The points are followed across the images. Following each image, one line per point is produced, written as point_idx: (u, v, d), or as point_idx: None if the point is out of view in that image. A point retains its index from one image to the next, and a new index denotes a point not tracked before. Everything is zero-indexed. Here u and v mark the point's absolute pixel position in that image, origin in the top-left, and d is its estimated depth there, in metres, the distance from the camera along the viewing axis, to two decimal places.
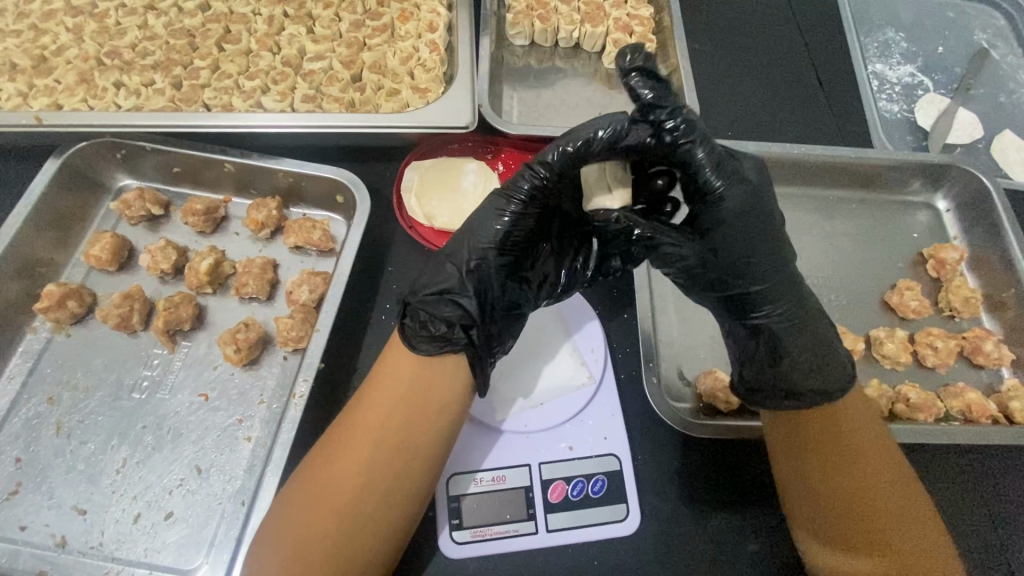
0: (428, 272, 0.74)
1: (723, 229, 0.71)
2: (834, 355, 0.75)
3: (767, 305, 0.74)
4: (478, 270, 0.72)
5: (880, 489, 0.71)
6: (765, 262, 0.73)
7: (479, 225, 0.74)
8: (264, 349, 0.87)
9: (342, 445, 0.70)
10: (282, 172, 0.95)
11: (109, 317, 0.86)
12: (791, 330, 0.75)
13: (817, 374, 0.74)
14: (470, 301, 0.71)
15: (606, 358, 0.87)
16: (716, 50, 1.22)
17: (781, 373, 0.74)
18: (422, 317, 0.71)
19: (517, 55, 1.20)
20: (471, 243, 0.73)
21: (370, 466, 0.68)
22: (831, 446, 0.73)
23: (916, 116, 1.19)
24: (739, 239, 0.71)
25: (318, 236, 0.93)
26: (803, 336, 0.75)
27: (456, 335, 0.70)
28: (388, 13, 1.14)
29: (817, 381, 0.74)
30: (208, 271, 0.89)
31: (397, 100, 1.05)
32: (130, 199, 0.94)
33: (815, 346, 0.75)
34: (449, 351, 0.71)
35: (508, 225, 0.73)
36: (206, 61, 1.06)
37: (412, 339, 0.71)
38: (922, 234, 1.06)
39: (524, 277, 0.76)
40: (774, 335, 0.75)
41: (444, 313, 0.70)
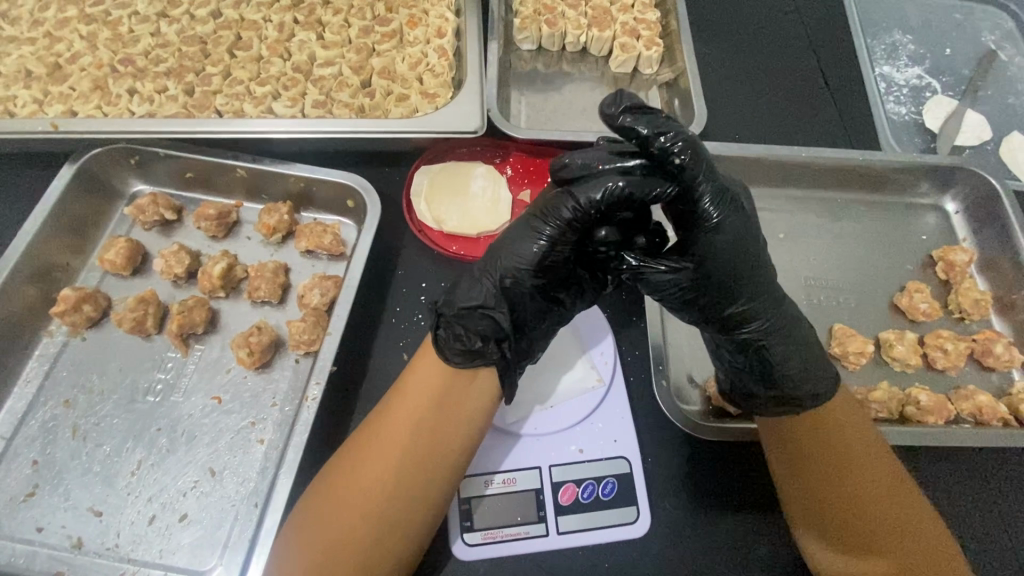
0: (457, 289, 0.73)
1: (716, 251, 0.70)
2: (819, 370, 0.75)
3: (761, 325, 0.74)
4: (509, 286, 0.71)
5: (881, 492, 0.71)
6: (752, 283, 0.72)
7: (514, 242, 0.71)
8: (276, 352, 0.88)
9: (369, 448, 0.71)
10: (293, 177, 0.96)
11: (123, 321, 0.87)
12: (790, 353, 0.74)
13: (816, 389, 0.75)
14: (504, 317, 0.71)
15: (615, 361, 0.87)
16: (723, 53, 1.22)
17: (794, 389, 0.74)
18: (456, 329, 0.70)
19: (525, 60, 1.21)
20: (506, 262, 0.71)
21: (399, 469, 0.69)
22: (832, 451, 0.73)
23: (924, 118, 1.18)
24: (728, 261, 0.70)
25: (329, 240, 0.94)
26: (801, 353, 0.75)
27: (490, 350, 0.71)
28: (397, 19, 1.15)
29: (814, 397, 0.74)
30: (221, 276, 0.90)
31: (407, 106, 1.06)
32: (143, 204, 0.95)
33: (812, 359, 0.75)
34: (483, 364, 0.71)
35: (545, 249, 0.70)
36: (217, 67, 1.08)
37: (446, 351, 0.71)
38: (931, 237, 1.06)
39: (555, 294, 0.74)
40: (774, 355, 0.74)
41: (478, 327, 0.70)
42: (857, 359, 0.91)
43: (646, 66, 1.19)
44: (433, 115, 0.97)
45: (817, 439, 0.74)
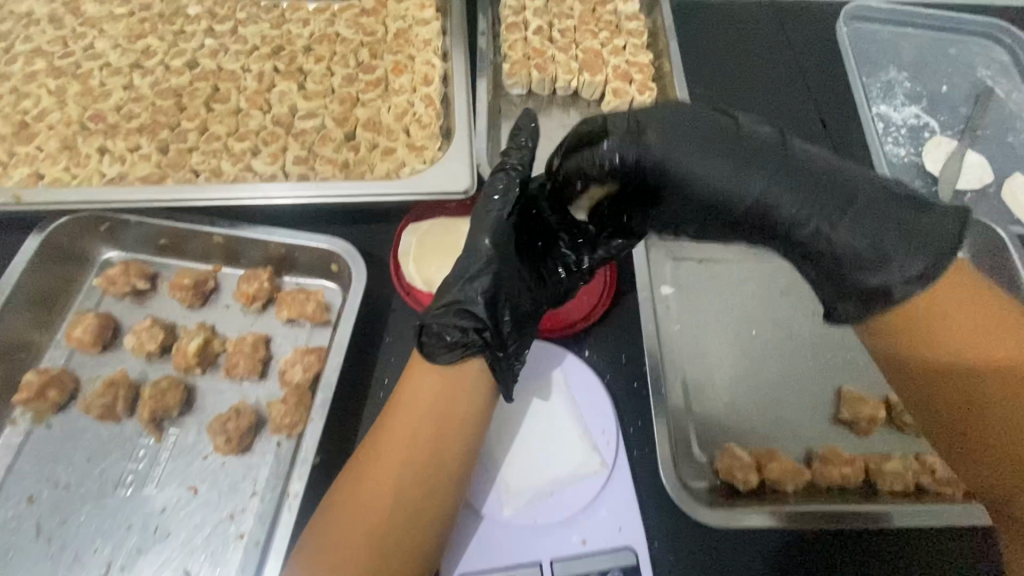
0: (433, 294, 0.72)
1: (721, 166, 0.67)
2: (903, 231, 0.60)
3: (802, 181, 0.64)
4: (479, 276, 0.70)
5: (1005, 321, 0.60)
6: (770, 156, 0.66)
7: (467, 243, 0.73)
8: (256, 435, 0.83)
9: (369, 461, 0.69)
10: (273, 243, 0.91)
11: (91, 407, 0.81)
12: (852, 215, 0.62)
13: (910, 234, 0.60)
14: (481, 306, 0.69)
15: (618, 440, 0.82)
16: (719, 93, 1.20)
17: (863, 288, 0.62)
18: (439, 331, 0.69)
19: (515, 105, 1.17)
20: (465, 260, 0.72)
21: (399, 480, 0.68)
22: (931, 360, 0.61)
23: (924, 160, 1.15)
24: (741, 180, 0.66)
25: (312, 308, 0.90)
26: (874, 228, 0.61)
27: (471, 339, 0.69)
28: (381, 67, 1.12)
29: (894, 274, 0.60)
30: (197, 353, 0.85)
31: (394, 161, 1.02)
32: (114, 275, 0.90)
33: (910, 226, 0.60)
34: (468, 355, 0.70)
35: (495, 236, 0.72)
36: (193, 122, 1.03)
37: (430, 353, 0.70)
38: None
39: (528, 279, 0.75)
40: (833, 239, 0.62)
41: (458, 322, 0.69)
42: (869, 426, 0.88)
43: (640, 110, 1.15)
44: (419, 175, 0.94)
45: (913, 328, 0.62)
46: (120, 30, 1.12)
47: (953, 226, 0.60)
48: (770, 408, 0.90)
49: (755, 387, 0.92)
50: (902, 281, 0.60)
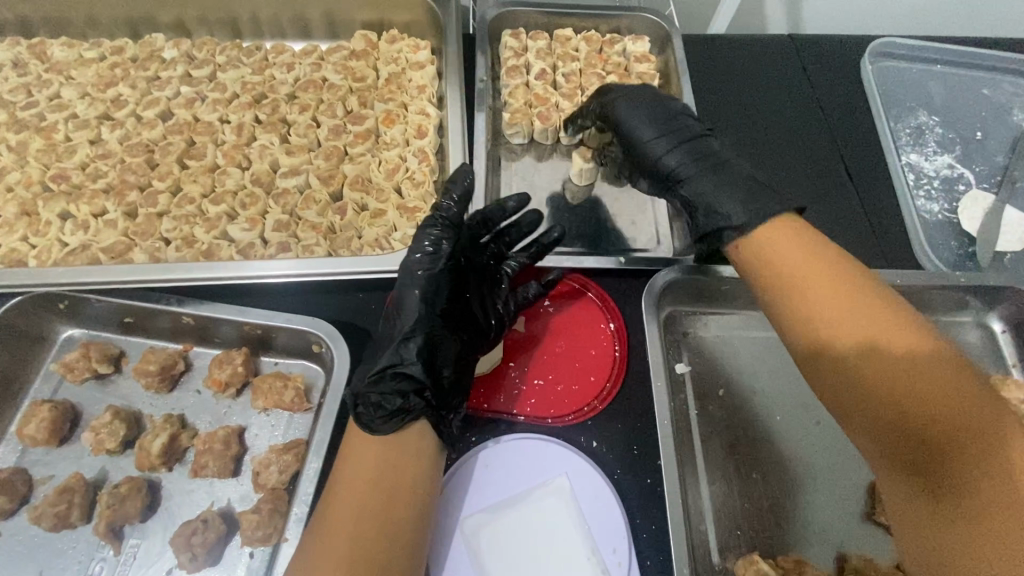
0: (370, 359, 0.72)
1: (652, 130, 0.88)
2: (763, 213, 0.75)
3: (698, 167, 0.83)
4: (411, 336, 0.72)
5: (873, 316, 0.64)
6: (697, 146, 0.85)
7: (399, 306, 0.74)
8: (226, 544, 0.74)
9: (321, 542, 0.61)
10: (248, 324, 0.82)
11: (42, 517, 0.73)
12: (717, 172, 0.81)
13: (749, 203, 0.76)
14: (414, 366, 0.69)
15: (631, 559, 0.72)
16: (736, 142, 1.10)
17: (712, 220, 0.78)
18: (374, 398, 0.67)
19: (516, 155, 1.08)
20: (399, 321, 0.74)
21: (354, 559, 0.60)
22: (804, 292, 0.68)
23: (959, 218, 1.06)
24: (661, 142, 0.86)
25: (291, 396, 0.81)
26: (728, 183, 0.79)
27: (410, 402, 0.69)
28: (371, 116, 1.03)
29: (722, 218, 0.77)
30: (161, 452, 0.77)
31: (383, 225, 0.94)
32: (72, 360, 0.82)
33: (756, 194, 0.77)
34: (410, 419, 0.68)
35: (423, 295, 0.74)
36: (166, 181, 0.94)
37: (369, 421, 0.67)
38: (976, 361, 0.94)
39: (462, 332, 0.76)
40: (692, 189, 0.81)
41: (394, 386, 0.69)
42: None
43: None
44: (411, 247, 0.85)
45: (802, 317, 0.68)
46: (90, 76, 1.04)
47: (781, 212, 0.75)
48: (799, 506, 0.81)
49: (784, 482, 0.82)
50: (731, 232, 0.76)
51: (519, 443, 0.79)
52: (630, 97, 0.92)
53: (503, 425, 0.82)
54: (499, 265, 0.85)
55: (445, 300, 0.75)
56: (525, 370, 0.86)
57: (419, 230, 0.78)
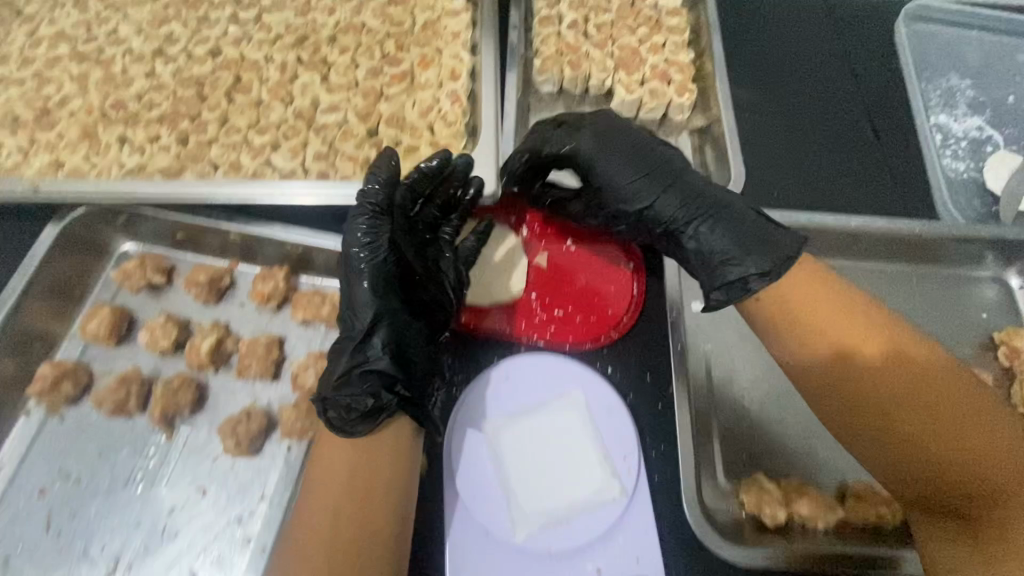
0: (331, 364, 0.75)
1: (628, 173, 0.83)
2: (766, 246, 0.75)
3: (694, 209, 0.79)
4: (371, 330, 0.75)
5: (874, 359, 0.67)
6: (683, 184, 0.81)
7: (349, 293, 0.77)
8: (267, 438, 0.82)
9: (313, 498, 0.68)
10: (290, 243, 0.89)
11: (104, 402, 0.81)
12: (712, 217, 0.78)
13: (754, 247, 0.75)
14: (382, 362, 0.73)
15: (639, 466, 0.77)
16: (762, 97, 1.12)
17: (729, 268, 0.75)
18: (344, 401, 0.70)
19: (545, 102, 1.12)
20: (359, 312, 0.76)
21: (343, 507, 0.66)
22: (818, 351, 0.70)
23: (985, 176, 1.06)
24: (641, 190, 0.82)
25: (328, 310, 0.88)
26: (730, 224, 0.77)
27: (384, 400, 0.72)
28: (408, 59, 1.08)
29: (742, 267, 0.74)
30: (209, 353, 0.84)
31: (416, 160, 0.98)
32: (130, 269, 0.89)
33: (756, 228, 0.76)
34: (387, 418, 0.72)
35: (371, 278, 0.76)
36: (214, 113, 1.00)
37: (342, 427, 0.70)
38: (991, 315, 0.96)
39: (421, 313, 0.80)
40: (698, 237, 0.78)
41: (365, 388, 0.72)
42: None
43: (677, 112, 1.09)
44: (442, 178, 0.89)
45: (823, 364, 0.70)
46: (144, 14, 1.10)
47: (789, 260, 0.74)
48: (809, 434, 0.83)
49: (795, 412, 0.85)
50: (755, 281, 0.74)
51: (536, 362, 0.84)
52: (598, 123, 0.87)
53: (524, 348, 0.86)
54: (436, 234, 0.88)
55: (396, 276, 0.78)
56: (547, 300, 0.90)
57: (351, 224, 0.77)
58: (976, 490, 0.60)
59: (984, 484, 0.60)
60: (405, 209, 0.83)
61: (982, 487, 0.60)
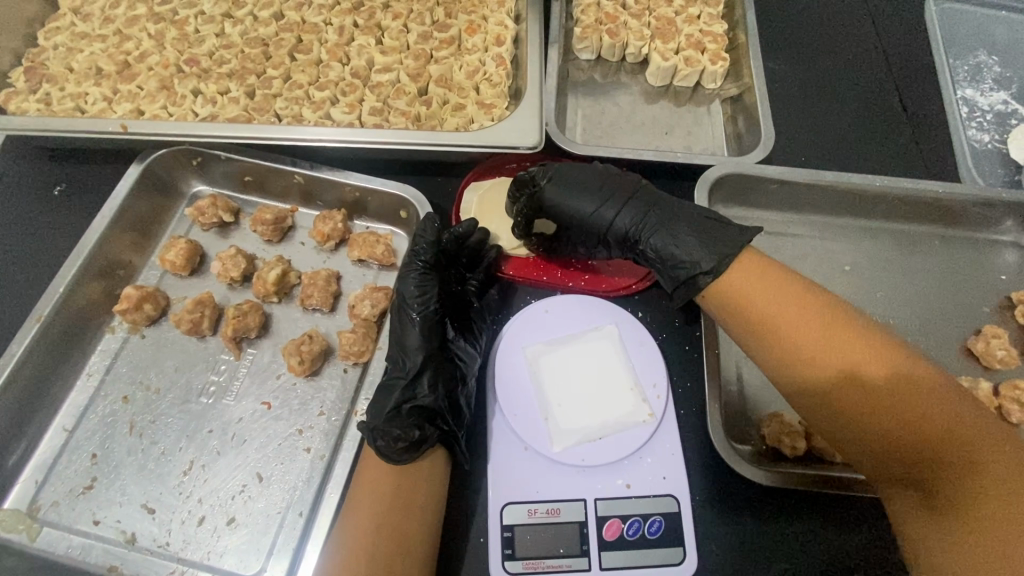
0: (376, 403, 0.79)
1: (590, 202, 0.86)
2: (722, 246, 0.79)
3: (652, 220, 0.84)
4: (418, 368, 0.80)
5: (828, 335, 0.69)
6: (641, 200, 0.85)
7: (400, 332, 0.84)
8: (325, 360, 0.89)
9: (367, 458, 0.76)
10: (348, 186, 0.96)
11: (180, 322, 0.89)
12: (668, 223, 0.83)
13: (707, 246, 0.80)
14: (426, 400, 0.78)
15: (668, 395, 0.84)
16: (793, 67, 1.16)
17: (681, 273, 0.81)
18: (394, 431, 0.74)
19: (583, 70, 1.18)
20: (405, 353, 0.82)
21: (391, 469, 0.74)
22: (777, 331, 0.72)
23: (1009, 147, 1.10)
24: (609, 205, 0.86)
25: (382, 250, 0.94)
26: (693, 226, 0.82)
27: (427, 432, 0.75)
28: (455, 25, 1.14)
29: (693, 266, 0.79)
30: (276, 282, 0.91)
31: (463, 116, 1.05)
32: (204, 206, 0.97)
33: (711, 233, 0.81)
34: (427, 449, 0.75)
35: (418, 327, 0.83)
36: (278, 70, 1.09)
37: (387, 453, 0.73)
38: (1011, 277, 0.99)
39: (456, 359, 0.84)
40: (653, 245, 0.83)
41: (411, 419, 0.76)
42: None
43: (710, 81, 1.14)
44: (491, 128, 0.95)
45: (774, 355, 0.72)
46: None
47: (728, 257, 0.78)
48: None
49: None
50: (704, 278, 0.78)
51: (573, 302, 0.91)
52: (573, 180, 0.87)
53: (559, 293, 0.93)
54: (463, 286, 0.92)
55: (439, 353, 0.83)
56: None
57: (403, 280, 0.86)
58: (935, 457, 0.61)
59: (942, 442, 0.61)
60: (454, 256, 0.90)
61: (942, 445, 0.61)
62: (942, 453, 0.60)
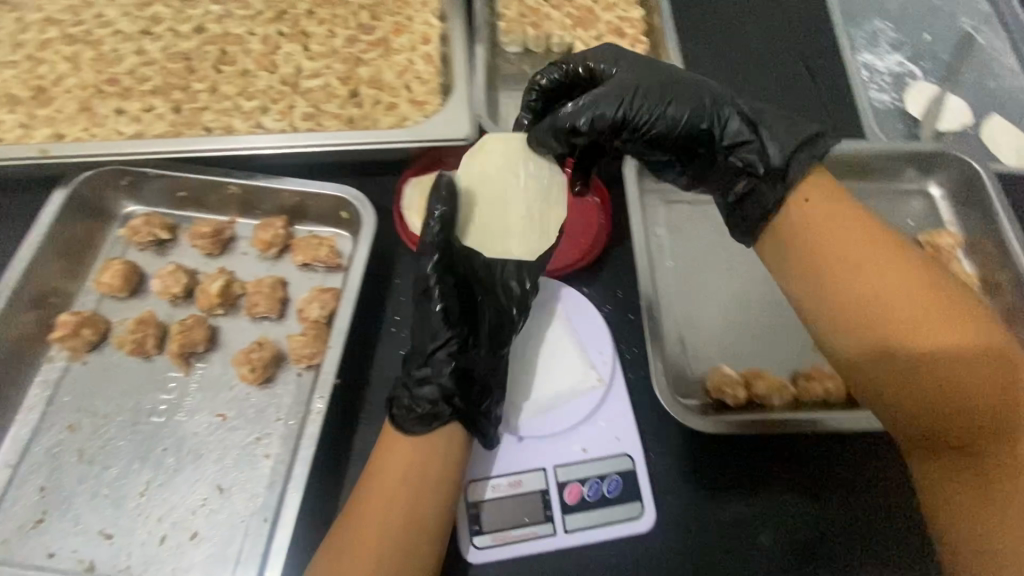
0: (398, 386, 0.76)
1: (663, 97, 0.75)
2: (818, 151, 0.73)
3: (732, 121, 0.75)
4: (431, 348, 0.75)
5: (907, 295, 0.62)
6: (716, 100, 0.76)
7: (419, 314, 0.77)
8: (277, 367, 0.89)
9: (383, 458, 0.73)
10: (287, 192, 0.96)
11: (123, 344, 0.88)
12: (755, 123, 0.75)
13: (798, 148, 0.73)
14: (444, 378, 0.74)
15: (615, 360, 0.88)
16: (708, 46, 1.23)
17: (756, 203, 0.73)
18: (406, 403, 0.73)
19: (512, 63, 1.21)
20: (427, 335, 0.76)
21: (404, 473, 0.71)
22: (849, 279, 0.65)
23: (906, 104, 1.20)
24: (654, 112, 0.75)
25: (325, 252, 0.95)
26: (788, 124, 0.75)
27: (441, 409, 0.73)
28: (382, 27, 1.16)
29: (768, 170, 0.73)
30: (219, 293, 0.91)
31: (396, 114, 1.06)
32: (137, 226, 0.96)
33: (794, 129, 0.74)
34: (441, 425, 0.73)
35: (442, 307, 0.75)
36: (204, 84, 1.08)
37: (403, 423, 0.74)
38: (917, 222, 1.08)
39: (474, 327, 0.78)
40: (742, 151, 0.75)
41: (428, 394, 0.74)
42: None
43: None
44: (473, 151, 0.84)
45: (838, 301, 0.65)
46: None
47: (805, 169, 0.72)
48: (777, 331, 0.95)
49: (752, 312, 0.97)
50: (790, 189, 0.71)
51: None
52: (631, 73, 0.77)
53: None
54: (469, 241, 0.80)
55: (460, 322, 0.76)
56: None
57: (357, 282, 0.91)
58: (975, 438, 0.59)
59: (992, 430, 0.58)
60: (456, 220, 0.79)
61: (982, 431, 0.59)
62: (995, 437, 0.58)
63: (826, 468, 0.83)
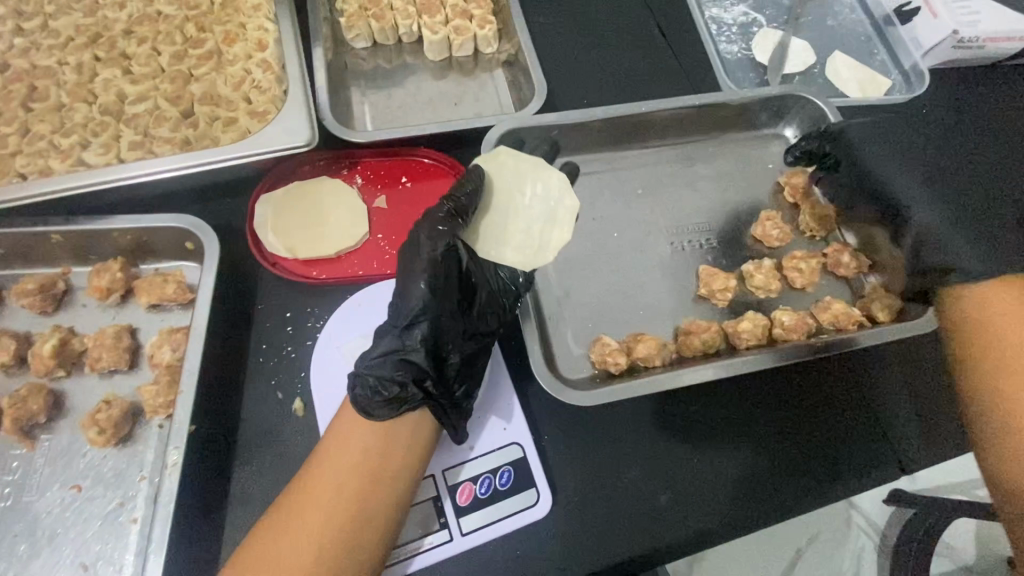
0: (372, 350, 0.76)
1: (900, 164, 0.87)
2: (959, 247, 0.78)
3: (925, 196, 0.84)
4: (411, 328, 0.75)
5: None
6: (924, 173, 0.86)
7: (401, 287, 0.77)
8: (135, 422, 0.82)
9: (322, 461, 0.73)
10: (117, 232, 0.87)
11: None
12: (934, 197, 0.84)
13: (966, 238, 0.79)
14: (419, 357, 0.74)
15: (492, 351, 0.87)
16: (560, 17, 1.22)
17: (931, 259, 0.80)
18: (372, 382, 0.73)
19: (362, 59, 1.16)
20: (403, 310, 0.76)
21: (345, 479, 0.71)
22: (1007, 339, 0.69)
23: (754, 53, 1.24)
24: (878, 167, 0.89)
25: (172, 289, 0.87)
26: (954, 222, 0.81)
27: (410, 393, 0.73)
28: (211, 38, 1.08)
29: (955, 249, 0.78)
30: (54, 354, 0.82)
31: (236, 130, 0.99)
32: None
33: (957, 224, 0.81)
34: (409, 410, 0.74)
35: (428, 285, 0.76)
36: (12, 126, 0.97)
37: (365, 406, 0.73)
38: (778, 164, 1.12)
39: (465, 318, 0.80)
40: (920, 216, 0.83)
41: (395, 374, 0.73)
42: (724, 296, 0.95)
43: (486, 45, 1.17)
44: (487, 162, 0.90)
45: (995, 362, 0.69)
46: None
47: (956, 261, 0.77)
48: (649, 293, 0.97)
49: (628, 278, 0.97)
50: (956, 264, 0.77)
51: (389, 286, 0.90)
52: (869, 125, 0.92)
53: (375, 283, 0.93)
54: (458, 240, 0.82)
55: (448, 305, 0.78)
56: (392, 238, 0.96)
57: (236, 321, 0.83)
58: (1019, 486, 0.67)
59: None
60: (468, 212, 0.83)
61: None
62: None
63: (729, 418, 0.87)
